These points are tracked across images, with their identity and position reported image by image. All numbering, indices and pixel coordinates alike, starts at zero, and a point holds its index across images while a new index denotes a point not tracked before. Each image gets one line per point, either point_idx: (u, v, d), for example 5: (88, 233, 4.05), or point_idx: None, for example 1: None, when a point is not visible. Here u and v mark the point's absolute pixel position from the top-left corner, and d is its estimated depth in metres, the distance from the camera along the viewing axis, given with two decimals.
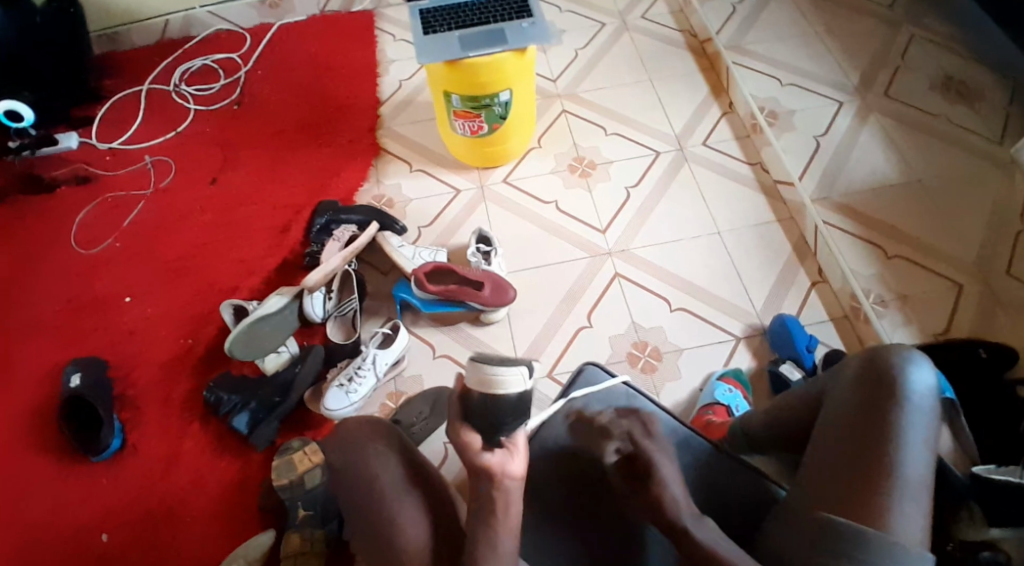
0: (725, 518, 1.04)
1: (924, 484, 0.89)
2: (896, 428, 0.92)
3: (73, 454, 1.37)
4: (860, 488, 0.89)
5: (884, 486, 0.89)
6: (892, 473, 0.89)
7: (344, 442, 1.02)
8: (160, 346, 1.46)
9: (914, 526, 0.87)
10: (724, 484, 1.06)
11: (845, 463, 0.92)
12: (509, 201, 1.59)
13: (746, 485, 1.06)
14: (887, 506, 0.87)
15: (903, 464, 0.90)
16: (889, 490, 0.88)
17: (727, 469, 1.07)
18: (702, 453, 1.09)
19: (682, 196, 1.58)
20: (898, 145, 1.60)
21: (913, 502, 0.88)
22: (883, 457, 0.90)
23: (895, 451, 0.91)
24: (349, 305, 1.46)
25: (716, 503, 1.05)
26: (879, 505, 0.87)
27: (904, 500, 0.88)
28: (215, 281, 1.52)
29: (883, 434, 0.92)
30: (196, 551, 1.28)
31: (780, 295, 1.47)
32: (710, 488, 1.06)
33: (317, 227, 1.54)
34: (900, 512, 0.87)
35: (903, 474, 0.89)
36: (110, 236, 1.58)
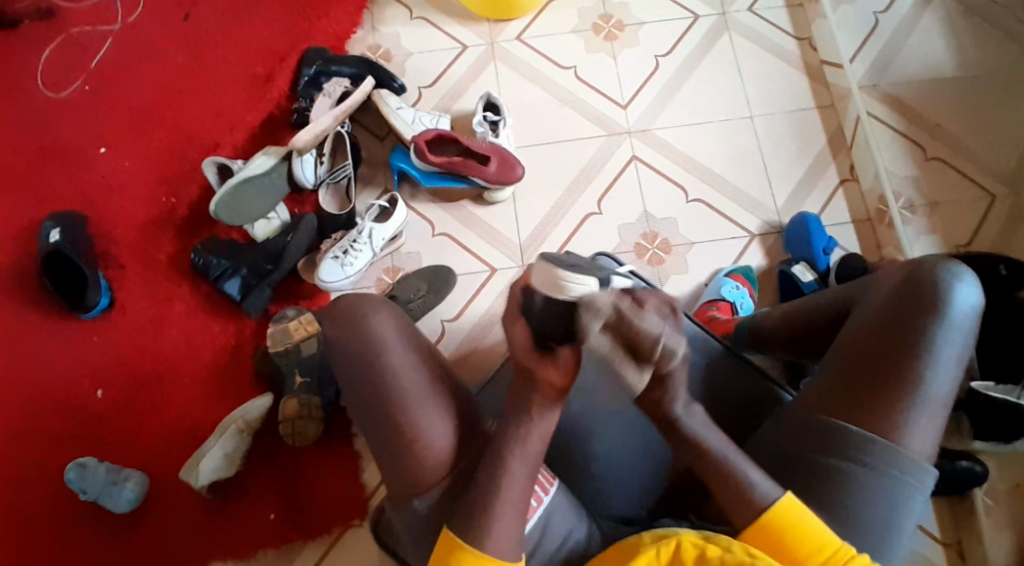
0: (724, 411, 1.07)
1: (943, 403, 0.88)
2: (928, 345, 0.89)
3: (61, 314, 1.34)
4: (878, 405, 0.88)
5: (902, 403, 0.87)
6: (914, 393, 0.87)
7: (339, 318, 0.92)
8: (139, 204, 1.37)
9: (925, 443, 0.87)
10: (724, 384, 1.10)
11: (866, 376, 0.90)
12: (522, 62, 1.42)
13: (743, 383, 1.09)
14: (902, 425, 0.87)
15: (928, 383, 0.87)
16: (908, 409, 0.87)
17: (731, 368, 1.11)
18: (711, 353, 1.12)
19: (715, 71, 1.42)
20: (960, 31, 1.43)
21: (927, 421, 0.87)
22: (908, 374, 0.88)
23: (921, 369, 0.88)
24: (342, 172, 1.34)
25: (710, 395, 1.09)
26: (893, 422, 0.87)
27: (921, 420, 0.87)
28: (195, 136, 1.39)
29: (912, 351, 0.88)
30: (193, 412, 1.30)
31: (805, 190, 1.38)
32: (707, 380, 1.10)
33: (304, 79, 1.40)
34: (914, 430, 0.87)
35: (926, 393, 0.87)
36: (77, 79, 1.43)
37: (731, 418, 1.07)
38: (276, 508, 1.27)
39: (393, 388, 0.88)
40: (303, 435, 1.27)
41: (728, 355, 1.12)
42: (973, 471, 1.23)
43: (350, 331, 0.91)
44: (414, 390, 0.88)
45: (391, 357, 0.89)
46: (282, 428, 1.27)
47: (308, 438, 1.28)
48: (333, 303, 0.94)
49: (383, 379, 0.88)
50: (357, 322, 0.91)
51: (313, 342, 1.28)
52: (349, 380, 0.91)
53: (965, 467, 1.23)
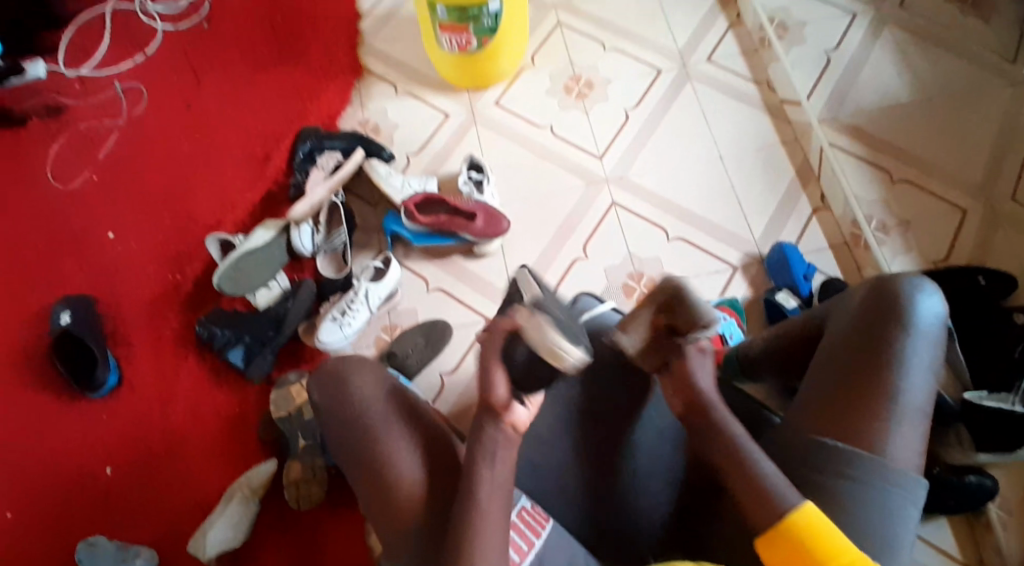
0: None
1: (920, 410, 0.92)
2: (900, 355, 0.93)
3: (71, 391, 1.38)
4: (859, 417, 0.91)
5: (882, 414, 0.90)
6: (892, 403, 0.91)
7: (325, 380, 0.99)
8: (146, 282, 1.44)
9: (908, 451, 0.90)
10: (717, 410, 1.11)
11: (846, 390, 0.93)
12: (501, 124, 1.51)
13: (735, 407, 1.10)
14: (883, 434, 0.90)
15: (903, 392, 0.91)
16: (887, 418, 0.90)
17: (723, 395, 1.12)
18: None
19: (684, 118, 1.51)
20: (911, 61, 1.51)
21: (909, 430, 0.90)
22: (885, 385, 0.91)
23: (896, 379, 0.92)
24: (338, 239, 1.41)
25: None
26: (875, 431, 0.90)
27: (901, 427, 0.90)
28: (198, 216, 1.47)
29: (886, 362, 0.92)
30: (202, 481, 1.32)
31: (780, 220, 1.44)
32: None
33: (300, 156, 1.48)
34: (897, 439, 0.90)
35: (903, 401, 0.91)
36: (85, 170, 1.52)
37: None
38: None
39: (379, 439, 0.94)
40: (307, 497, 1.31)
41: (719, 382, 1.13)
42: (982, 485, 1.21)
43: (336, 392, 0.98)
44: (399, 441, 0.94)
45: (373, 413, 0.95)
46: (287, 491, 1.31)
47: (314, 499, 1.31)
48: (320, 365, 1.02)
49: (371, 434, 0.94)
50: (340, 381, 0.98)
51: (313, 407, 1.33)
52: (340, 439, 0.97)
53: (976, 482, 1.21)
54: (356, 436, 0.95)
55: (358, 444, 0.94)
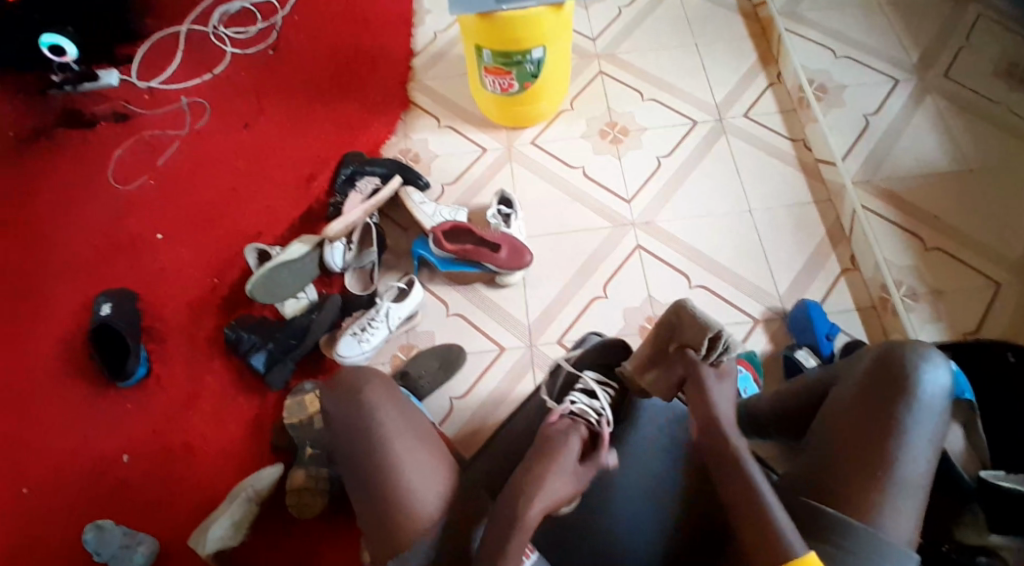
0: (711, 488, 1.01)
1: (917, 484, 0.88)
2: (899, 427, 0.90)
3: (103, 380, 1.45)
4: (853, 489, 0.88)
5: (879, 486, 0.88)
6: (889, 475, 0.88)
7: (340, 391, 1.01)
8: (186, 284, 1.52)
9: (903, 527, 0.87)
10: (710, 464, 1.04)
11: (843, 459, 0.90)
12: (536, 163, 1.56)
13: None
14: (877, 508, 0.87)
15: (900, 466, 0.88)
16: (882, 492, 0.87)
17: None
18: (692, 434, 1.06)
19: (716, 170, 1.52)
20: (952, 131, 1.50)
21: (906, 504, 0.87)
22: (882, 456, 0.89)
23: (895, 450, 0.89)
24: (368, 258, 1.47)
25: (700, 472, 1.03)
26: (868, 505, 0.87)
27: (896, 503, 0.87)
28: (241, 226, 1.56)
29: (885, 434, 0.89)
30: (215, 477, 1.37)
31: (806, 279, 1.43)
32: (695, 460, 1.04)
33: (341, 177, 1.55)
34: (892, 514, 0.87)
35: (899, 475, 0.88)
36: (144, 175, 1.63)
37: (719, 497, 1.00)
38: None
39: (393, 463, 0.95)
40: (309, 505, 1.32)
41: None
42: None
43: (352, 409, 0.99)
44: (414, 468, 0.95)
45: (385, 425, 0.97)
46: (290, 498, 1.33)
47: (314, 509, 1.33)
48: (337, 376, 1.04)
49: (382, 457, 0.95)
50: (355, 389, 1.00)
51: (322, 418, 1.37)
52: (349, 452, 0.98)
53: (985, 563, 1.11)
54: (364, 448, 0.96)
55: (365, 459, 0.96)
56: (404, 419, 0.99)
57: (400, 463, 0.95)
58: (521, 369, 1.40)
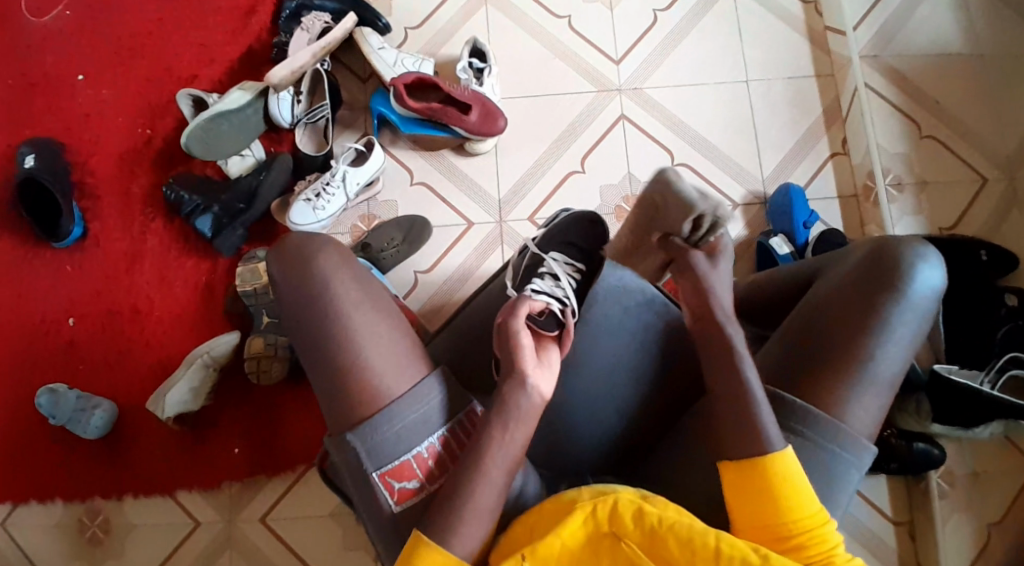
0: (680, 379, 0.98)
1: (889, 381, 0.87)
2: (883, 321, 0.88)
3: (36, 239, 1.33)
4: (825, 379, 0.87)
5: (849, 378, 0.86)
6: (861, 368, 0.86)
7: (290, 258, 0.88)
8: (116, 133, 1.35)
9: (866, 419, 0.86)
10: None
11: (821, 349, 0.89)
12: (515, 10, 1.38)
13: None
14: (844, 398, 0.86)
15: (877, 359, 0.87)
16: (853, 383, 0.86)
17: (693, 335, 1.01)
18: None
19: (713, 32, 1.38)
20: (969, 5, 1.38)
21: (872, 399, 0.86)
22: (859, 350, 0.87)
23: (873, 346, 0.87)
24: (319, 112, 1.30)
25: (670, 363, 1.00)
26: (837, 395, 0.86)
27: (865, 394, 0.86)
28: (175, 67, 1.36)
29: (867, 326, 0.87)
30: (165, 345, 1.31)
31: (793, 160, 1.35)
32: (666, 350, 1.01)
33: (287, 13, 1.35)
34: (856, 406, 0.86)
35: (874, 368, 0.86)
36: (60, 5, 1.39)
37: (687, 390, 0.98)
38: (243, 444, 1.28)
39: (352, 342, 0.84)
40: (266, 373, 1.26)
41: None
42: (928, 454, 1.22)
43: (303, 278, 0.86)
44: (376, 345, 0.85)
45: (343, 300, 0.86)
46: (247, 365, 1.27)
47: (273, 379, 1.27)
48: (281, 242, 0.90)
49: (340, 338, 0.84)
50: (306, 259, 0.87)
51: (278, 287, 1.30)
52: (304, 330, 0.86)
53: (924, 451, 1.22)
54: (321, 328, 0.86)
55: (321, 344, 0.86)
56: (363, 289, 0.87)
57: (361, 341, 0.85)
58: (490, 245, 1.32)
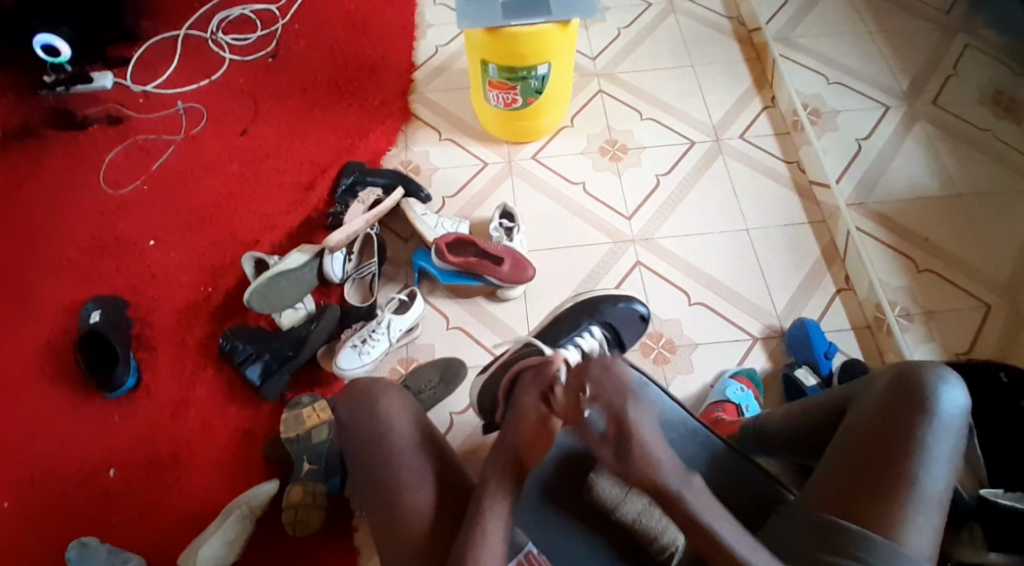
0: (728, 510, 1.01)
1: (938, 502, 0.87)
2: (920, 444, 0.89)
3: (88, 387, 1.39)
4: (877, 502, 0.87)
5: (899, 500, 0.86)
6: (908, 490, 0.87)
7: (354, 400, 1.02)
8: (180, 291, 1.48)
9: (926, 541, 0.85)
10: (728, 475, 1.02)
11: (862, 475, 0.89)
12: (537, 178, 1.58)
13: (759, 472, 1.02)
14: (901, 521, 0.85)
15: (922, 480, 0.87)
16: (906, 506, 0.86)
17: (735, 462, 1.04)
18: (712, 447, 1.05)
19: (714, 188, 1.57)
20: (941, 157, 1.55)
21: (926, 520, 0.86)
22: (902, 472, 0.88)
23: (913, 469, 0.88)
24: (368, 268, 1.45)
25: (716, 492, 1.02)
26: (891, 518, 0.86)
27: (918, 516, 0.86)
28: (238, 232, 1.53)
29: (904, 449, 0.89)
30: (202, 491, 1.31)
31: (803, 298, 1.45)
32: (712, 479, 1.03)
33: (341, 187, 1.54)
34: (913, 529, 0.85)
35: (921, 489, 0.87)
36: (137, 178, 1.60)
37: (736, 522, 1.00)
38: None
39: (404, 481, 0.95)
40: (304, 523, 1.26)
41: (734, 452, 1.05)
42: None
43: (366, 418, 1.00)
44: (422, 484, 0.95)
45: (396, 437, 0.98)
46: (284, 515, 1.27)
47: (310, 527, 1.27)
48: (349, 386, 1.05)
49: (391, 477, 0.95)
50: (367, 396, 1.01)
51: (324, 430, 1.28)
52: (360, 460, 0.99)
53: None
54: (372, 453, 0.97)
55: (370, 466, 0.97)
56: (412, 433, 0.99)
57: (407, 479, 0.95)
58: None
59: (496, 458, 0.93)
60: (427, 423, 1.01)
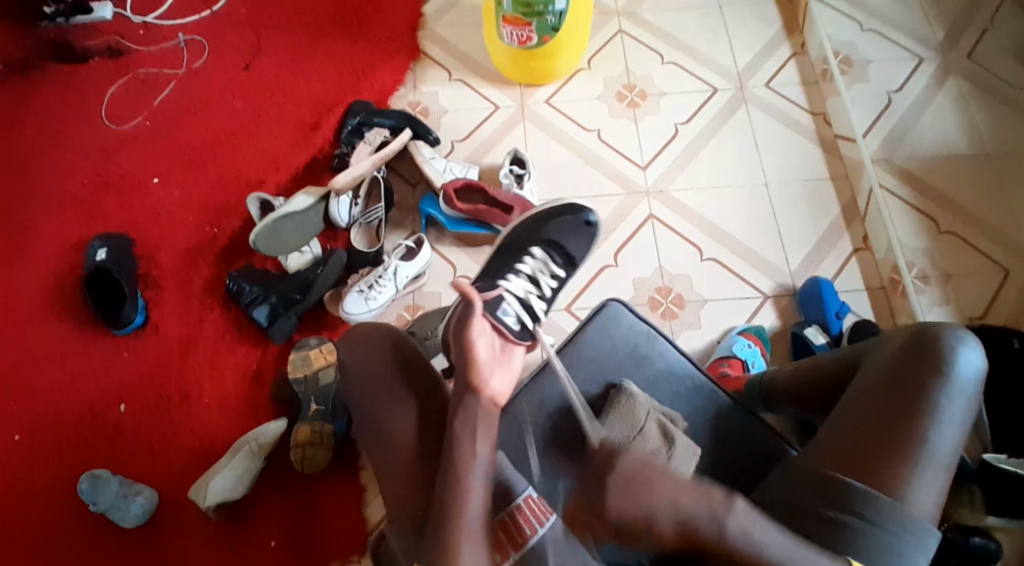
0: (728, 471, 1.01)
1: (946, 462, 0.86)
2: (932, 404, 0.88)
3: (96, 327, 1.40)
4: (883, 460, 0.86)
5: (906, 458, 0.85)
6: (916, 450, 0.86)
7: (358, 344, 1.01)
8: (185, 232, 1.46)
9: (929, 500, 0.85)
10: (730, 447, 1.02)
11: (870, 432, 0.88)
12: (549, 123, 1.53)
13: (760, 434, 1.02)
14: (907, 480, 0.85)
15: (931, 441, 0.86)
16: (913, 465, 0.85)
17: (739, 421, 1.03)
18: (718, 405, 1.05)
19: (733, 139, 1.51)
20: (973, 112, 1.49)
21: (932, 479, 0.85)
22: (911, 432, 0.86)
23: (923, 429, 0.87)
24: (375, 213, 1.42)
25: (719, 455, 1.02)
26: (897, 477, 0.85)
27: (924, 476, 0.85)
28: (243, 173, 1.50)
29: (915, 408, 0.88)
30: (210, 431, 1.33)
31: (819, 256, 1.42)
32: (714, 439, 1.03)
33: (348, 128, 1.50)
34: (918, 488, 0.85)
35: (929, 450, 0.86)
36: (140, 114, 1.56)
37: (738, 481, 1.00)
38: (280, 534, 1.27)
39: (404, 432, 0.94)
40: (312, 461, 1.27)
41: (739, 411, 1.05)
42: (987, 550, 1.06)
43: (369, 365, 0.99)
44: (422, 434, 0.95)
45: (398, 387, 0.98)
46: (293, 453, 1.28)
47: (317, 465, 1.28)
48: (351, 331, 1.04)
49: (388, 426, 0.95)
50: (370, 344, 1.01)
51: (331, 372, 1.33)
52: (362, 412, 0.99)
53: (979, 541, 1.06)
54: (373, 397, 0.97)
55: (373, 408, 0.97)
56: (415, 384, 0.98)
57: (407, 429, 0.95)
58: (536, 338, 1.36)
59: (458, 397, 0.89)
60: (427, 367, 1.00)
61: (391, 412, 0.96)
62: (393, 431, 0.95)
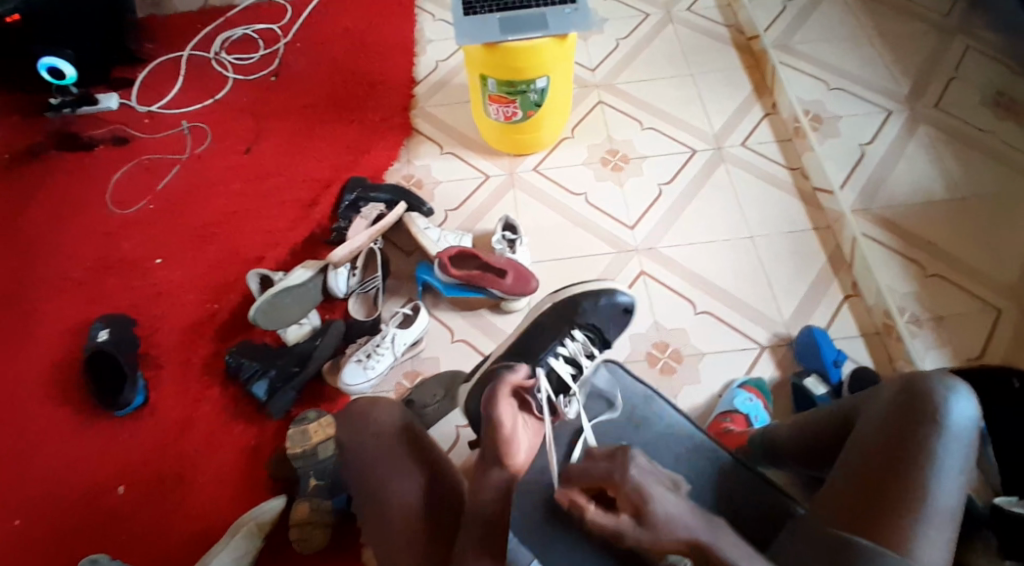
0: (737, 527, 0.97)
1: (949, 516, 0.84)
2: (930, 456, 0.87)
3: (95, 408, 1.40)
4: (886, 515, 0.84)
5: (909, 510, 0.84)
6: (918, 502, 0.84)
7: (356, 421, 1.03)
8: (186, 310, 1.49)
9: (938, 555, 0.83)
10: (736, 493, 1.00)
11: (871, 487, 0.87)
12: (537, 189, 1.59)
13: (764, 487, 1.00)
14: (911, 534, 0.83)
15: (932, 492, 0.85)
16: (916, 518, 0.84)
17: (744, 476, 1.01)
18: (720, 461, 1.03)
19: (716, 197, 1.56)
20: (946, 161, 1.55)
21: (936, 533, 0.83)
22: (912, 484, 0.86)
23: (922, 482, 0.86)
24: (372, 283, 1.46)
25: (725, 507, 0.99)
26: (902, 531, 0.83)
27: (929, 529, 0.83)
28: (243, 251, 1.54)
29: (913, 460, 0.87)
30: (208, 511, 1.30)
31: (810, 306, 1.44)
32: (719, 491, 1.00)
33: (345, 203, 1.55)
34: (925, 543, 0.82)
35: (931, 502, 0.84)
36: (143, 198, 1.62)
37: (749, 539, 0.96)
38: None
39: (407, 501, 0.94)
40: (310, 541, 1.25)
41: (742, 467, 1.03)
42: None
43: (370, 439, 1.00)
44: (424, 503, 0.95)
45: (399, 452, 0.98)
46: (290, 533, 1.25)
47: (313, 545, 1.25)
48: (349, 406, 1.05)
49: (405, 501, 0.94)
50: (365, 420, 1.02)
51: (330, 445, 1.24)
52: (364, 478, 0.98)
53: None
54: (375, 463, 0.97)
55: (375, 473, 0.97)
56: (417, 454, 0.99)
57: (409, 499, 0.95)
58: None
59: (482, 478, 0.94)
60: (428, 443, 1.01)
61: (394, 480, 0.96)
62: (395, 499, 0.95)
